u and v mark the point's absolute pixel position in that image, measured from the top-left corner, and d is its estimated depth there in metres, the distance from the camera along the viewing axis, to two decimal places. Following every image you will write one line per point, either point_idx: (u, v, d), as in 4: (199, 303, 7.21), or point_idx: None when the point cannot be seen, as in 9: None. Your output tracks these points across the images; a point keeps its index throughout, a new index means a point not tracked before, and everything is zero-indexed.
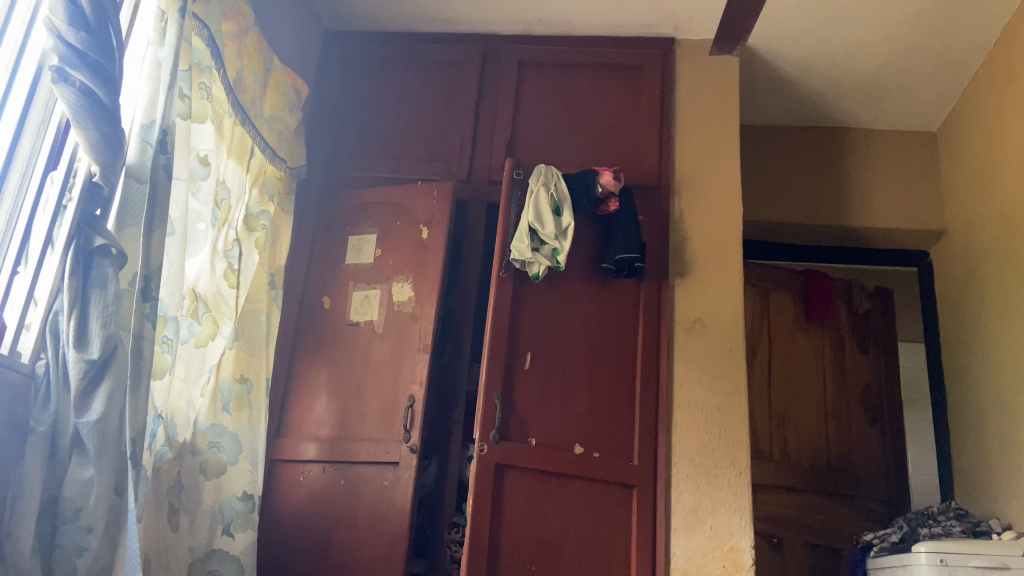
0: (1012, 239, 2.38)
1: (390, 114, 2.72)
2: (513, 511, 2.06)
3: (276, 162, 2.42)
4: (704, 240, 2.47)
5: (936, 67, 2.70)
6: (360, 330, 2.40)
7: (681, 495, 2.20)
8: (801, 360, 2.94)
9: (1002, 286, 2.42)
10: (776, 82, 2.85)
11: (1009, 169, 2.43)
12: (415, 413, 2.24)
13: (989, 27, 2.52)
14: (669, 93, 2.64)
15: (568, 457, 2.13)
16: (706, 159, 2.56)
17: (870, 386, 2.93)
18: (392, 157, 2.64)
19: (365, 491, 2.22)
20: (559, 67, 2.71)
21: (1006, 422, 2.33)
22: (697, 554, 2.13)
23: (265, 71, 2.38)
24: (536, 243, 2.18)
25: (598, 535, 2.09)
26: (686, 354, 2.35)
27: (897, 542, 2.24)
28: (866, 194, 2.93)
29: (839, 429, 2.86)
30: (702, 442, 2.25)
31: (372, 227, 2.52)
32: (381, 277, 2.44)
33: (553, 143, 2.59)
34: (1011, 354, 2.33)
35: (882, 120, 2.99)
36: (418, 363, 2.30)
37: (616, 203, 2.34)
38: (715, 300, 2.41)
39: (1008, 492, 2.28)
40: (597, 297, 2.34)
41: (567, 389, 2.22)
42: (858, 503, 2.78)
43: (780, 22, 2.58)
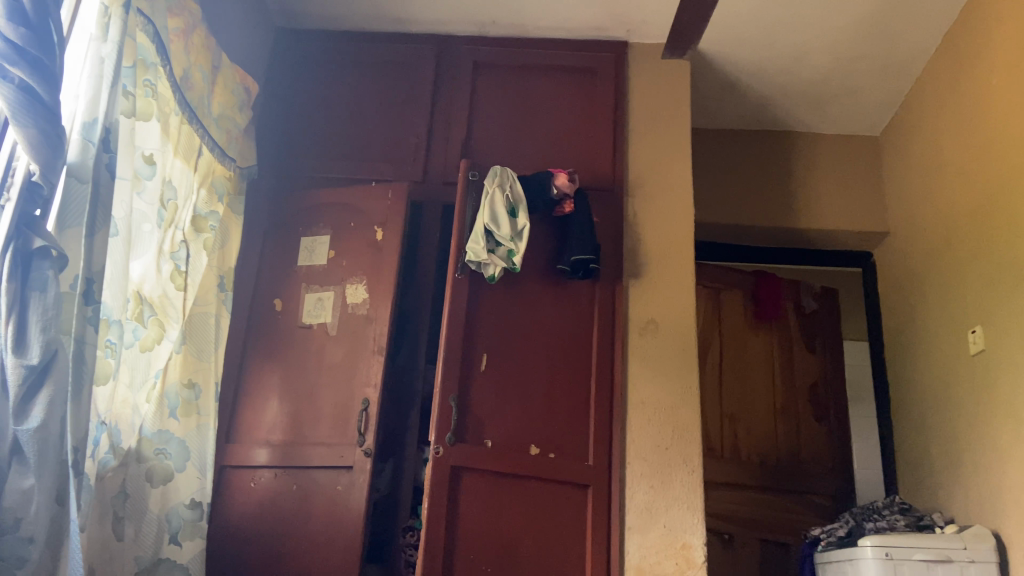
0: (951, 240, 2.46)
1: (344, 113, 2.69)
2: (469, 514, 2.07)
3: (225, 162, 2.37)
4: (656, 241, 2.50)
5: (879, 73, 2.78)
6: (313, 333, 2.37)
7: (634, 494, 2.21)
8: (751, 359, 2.99)
9: (942, 285, 2.50)
10: (727, 85, 2.90)
11: (948, 173, 2.51)
12: (370, 417, 2.22)
13: (929, 36, 2.60)
14: (623, 96, 2.66)
15: (523, 459, 2.14)
16: (658, 162, 2.59)
17: (817, 383, 3.00)
18: (345, 157, 2.61)
19: (318, 497, 2.19)
20: (514, 68, 2.71)
21: (948, 419, 2.40)
22: (650, 552, 2.15)
23: (213, 68, 2.32)
24: (491, 244, 2.19)
25: (554, 535, 2.10)
26: (640, 355, 2.37)
27: (844, 536, 2.29)
28: (813, 196, 3.00)
29: (788, 427, 2.92)
30: (656, 440, 2.28)
31: (325, 228, 2.49)
32: (334, 279, 2.41)
33: (508, 145, 2.59)
34: (948, 353, 2.42)
35: (828, 124, 3.07)
36: (373, 365, 2.28)
37: (571, 204, 2.38)
38: (668, 301, 2.43)
39: (950, 487, 2.35)
40: (552, 297, 2.35)
41: (522, 391, 2.23)
42: (806, 498, 2.84)
43: (729, 26, 2.62)
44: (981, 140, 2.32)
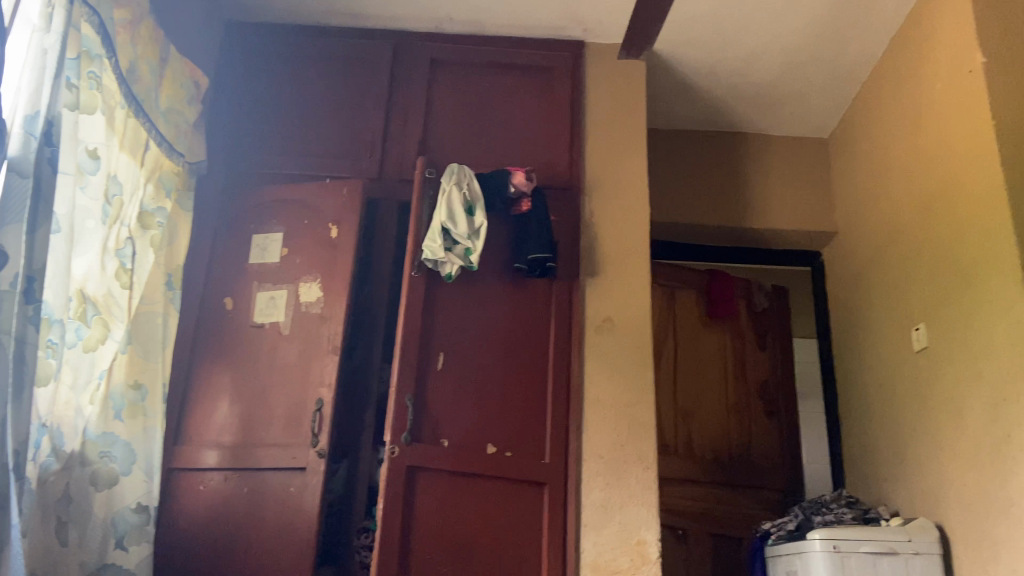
0: (896, 240, 2.53)
1: (297, 109, 2.64)
2: (424, 514, 2.07)
3: (173, 157, 2.31)
4: (612, 239, 2.50)
5: (828, 77, 2.84)
6: (265, 332, 2.32)
7: (591, 492, 2.22)
8: (705, 357, 3.03)
9: (887, 284, 2.57)
10: (682, 87, 2.93)
11: (894, 175, 2.58)
12: (323, 417, 2.19)
13: (876, 41, 2.66)
14: (579, 96, 2.67)
15: (480, 458, 2.14)
16: (614, 161, 2.60)
17: (767, 380, 3.06)
18: (299, 153, 2.57)
19: (270, 499, 2.15)
20: (471, 66, 2.70)
21: (893, 414, 2.47)
22: (606, 548, 2.16)
23: (160, 61, 2.27)
24: (449, 242, 2.19)
25: (510, 534, 2.10)
26: (597, 353, 2.37)
27: (793, 530, 2.33)
28: (764, 197, 3.06)
29: (740, 423, 2.97)
30: (612, 438, 2.28)
31: (278, 225, 2.44)
32: (287, 277, 2.37)
33: (465, 142, 2.57)
34: (893, 350, 2.49)
35: (780, 127, 3.13)
36: (328, 365, 2.24)
37: (529, 203, 2.36)
38: (624, 299, 2.44)
39: (896, 481, 2.42)
40: (508, 297, 2.36)
41: (478, 391, 2.24)
42: (757, 493, 2.89)
43: (684, 27, 2.65)
44: (925, 144, 2.39)
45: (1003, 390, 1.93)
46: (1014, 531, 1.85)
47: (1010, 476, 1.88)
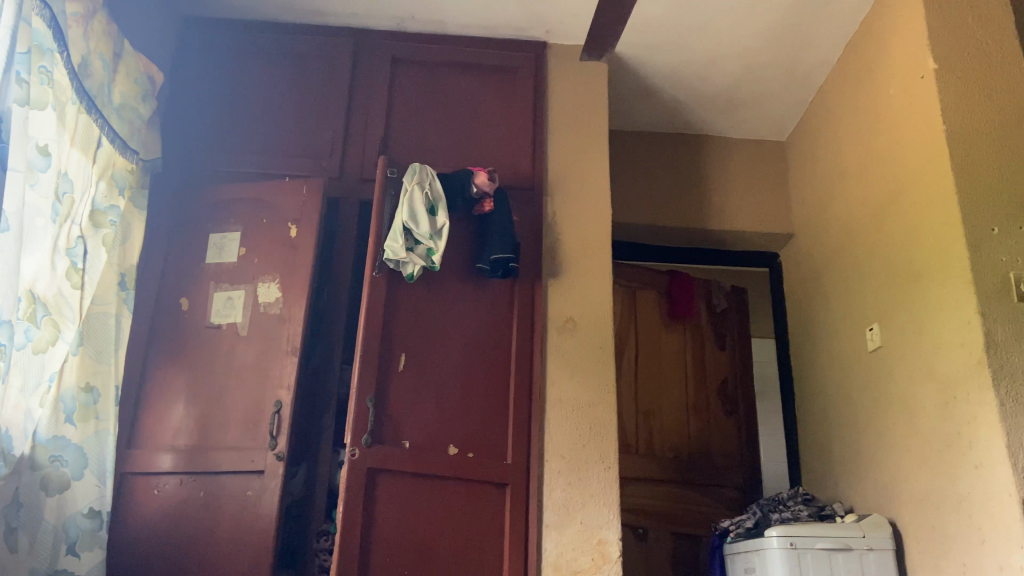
0: (851, 242, 2.58)
1: (256, 106, 2.60)
2: (386, 516, 2.05)
3: (127, 154, 2.27)
4: (574, 240, 2.51)
5: (786, 80, 2.88)
6: (222, 333, 2.28)
7: (552, 492, 2.22)
8: (665, 357, 3.05)
9: (842, 285, 2.62)
10: (643, 89, 2.95)
11: (849, 178, 2.63)
12: (282, 419, 2.16)
13: (832, 46, 2.71)
14: (541, 97, 2.68)
15: (442, 459, 2.14)
16: (575, 162, 2.61)
17: (726, 380, 3.09)
18: (258, 151, 2.53)
19: (227, 503, 2.11)
20: (432, 65, 2.69)
21: (848, 413, 2.52)
22: (567, 548, 2.17)
23: (114, 56, 2.22)
24: (410, 242, 2.18)
25: (471, 536, 2.09)
26: (559, 353, 2.38)
27: (751, 528, 2.35)
28: (724, 199, 3.10)
29: (699, 422, 3.00)
30: (573, 438, 2.29)
31: (235, 224, 2.40)
32: (245, 277, 2.33)
33: (427, 142, 2.56)
34: (848, 349, 2.54)
35: (739, 130, 3.17)
36: (286, 366, 2.22)
37: (491, 202, 2.37)
38: (586, 300, 2.44)
39: (850, 478, 2.47)
40: (470, 298, 2.35)
41: (439, 392, 2.23)
42: (716, 491, 2.92)
43: (644, 30, 2.67)
44: (879, 147, 2.44)
45: (953, 389, 1.98)
46: (964, 526, 1.89)
47: (960, 472, 1.92)
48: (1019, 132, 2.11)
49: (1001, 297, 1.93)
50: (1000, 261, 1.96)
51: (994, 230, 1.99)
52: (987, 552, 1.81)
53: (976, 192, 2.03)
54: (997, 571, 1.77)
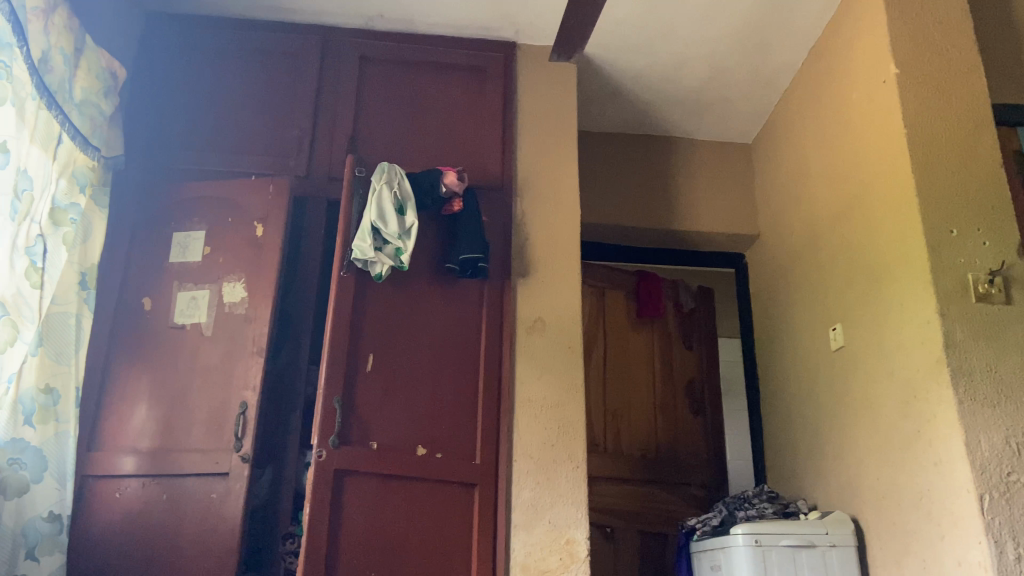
0: (815, 243, 2.61)
1: (221, 104, 2.57)
2: (353, 517, 2.04)
3: (89, 151, 2.23)
4: (543, 240, 2.51)
5: (753, 83, 2.91)
6: (186, 334, 2.25)
7: (521, 492, 2.21)
8: (633, 357, 3.08)
9: (806, 285, 2.65)
10: (612, 90, 2.97)
11: (813, 179, 2.66)
12: (248, 421, 2.14)
13: (797, 50, 2.75)
14: (510, 97, 2.68)
15: (410, 460, 2.13)
16: (544, 162, 2.61)
17: (694, 380, 3.11)
18: (223, 149, 2.50)
19: (191, 506, 2.09)
20: (401, 64, 2.67)
21: (812, 411, 2.55)
22: (535, 548, 2.16)
23: (75, 51, 2.18)
24: (379, 242, 2.17)
25: (439, 537, 2.09)
26: (527, 353, 2.37)
27: (716, 526, 2.39)
28: (692, 200, 3.13)
29: (667, 421, 3.02)
30: (542, 438, 2.28)
31: (199, 223, 2.37)
32: (210, 276, 2.31)
33: (395, 141, 2.55)
34: (813, 348, 2.57)
35: (706, 132, 3.20)
36: (252, 367, 2.20)
37: (460, 203, 2.36)
38: (555, 299, 2.44)
39: (814, 475, 2.50)
40: (439, 298, 2.34)
41: (408, 393, 2.22)
42: (683, 490, 2.94)
43: (612, 31, 2.68)
44: (843, 150, 2.47)
45: (913, 388, 2.01)
46: (924, 523, 1.93)
47: (920, 470, 1.96)
48: (978, 136, 2.15)
49: (959, 298, 1.96)
50: (959, 262, 2.00)
51: (953, 232, 2.03)
52: (946, 548, 1.85)
53: (936, 195, 2.07)
54: (955, 567, 1.81)
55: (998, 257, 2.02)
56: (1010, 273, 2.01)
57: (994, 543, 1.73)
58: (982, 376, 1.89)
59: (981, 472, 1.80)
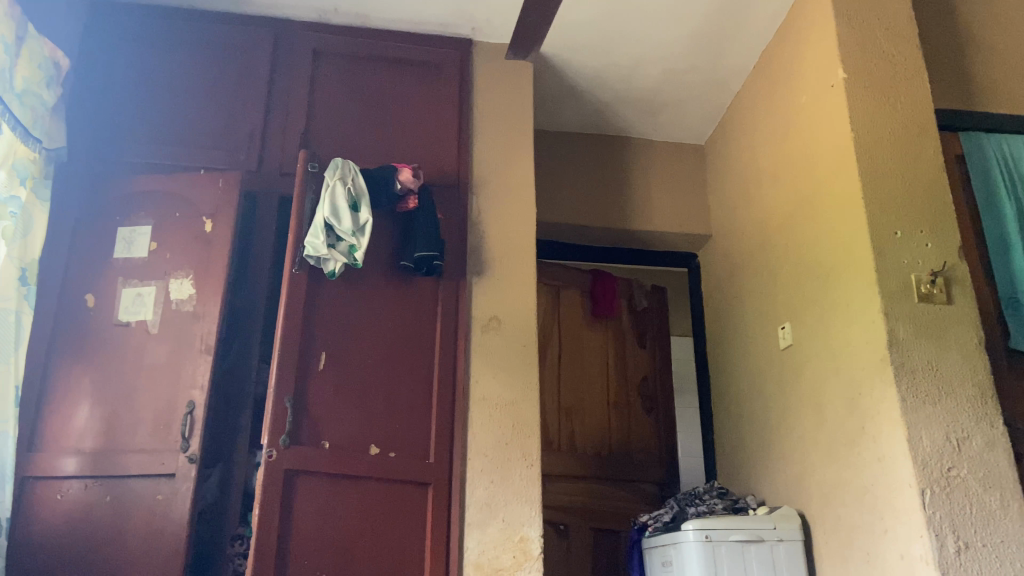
0: (766, 243, 2.66)
1: (170, 96, 2.51)
2: (304, 518, 2.01)
3: (29, 143, 2.16)
4: (498, 238, 2.50)
5: (707, 85, 2.95)
6: (131, 331, 2.20)
7: (474, 490, 2.20)
8: (588, 355, 3.09)
9: (757, 285, 2.70)
10: (569, 89, 2.98)
11: (764, 181, 2.71)
12: (195, 420, 2.09)
13: (749, 53, 2.79)
14: (466, 95, 2.67)
15: (362, 459, 2.11)
16: (501, 160, 2.61)
17: (647, 378, 3.15)
18: (171, 142, 2.44)
19: (135, 508, 2.03)
20: (356, 59, 2.64)
21: (762, 408, 2.59)
22: (488, 547, 2.14)
23: (17, 38, 2.10)
24: (332, 239, 2.14)
25: (392, 537, 2.07)
26: (482, 351, 2.36)
27: (668, 522, 2.41)
28: (647, 200, 3.16)
29: (621, 419, 3.05)
30: (496, 436, 2.27)
31: (145, 218, 2.32)
32: (156, 273, 2.26)
33: (349, 137, 2.52)
34: (763, 347, 2.61)
35: (661, 133, 3.24)
36: (200, 366, 2.16)
37: (416, 200, 2.34)
38: (510, 298, 2.43)
39: (763, 472, 2.55)
40: (393, 296, 2.32)
41: (361, 392, 2.19)
42: (636, 487, 2.98)
43: (568, 30, 2.69)
44: (792, 152, 2.52)
45: (858, 385, 2.06)
46: (869, 517, 1.97)
47: (865, 465, 2.01)
48: (921, 140, 2.21)
49: (902, 297, 2.02)
50: (903, 264, 2.06)
51: (898, 234, 2.09)
52: (889, 541, 1.89)
53: (881, 197, 2.12)
54: (898, 560, 1.86)
55: (940, 259, 2.08)
56: (951, 274, 2.07)
57: (936, 536, 1.78)
58: (924, 374, 1.95)
59: (923, 467, 1.84)
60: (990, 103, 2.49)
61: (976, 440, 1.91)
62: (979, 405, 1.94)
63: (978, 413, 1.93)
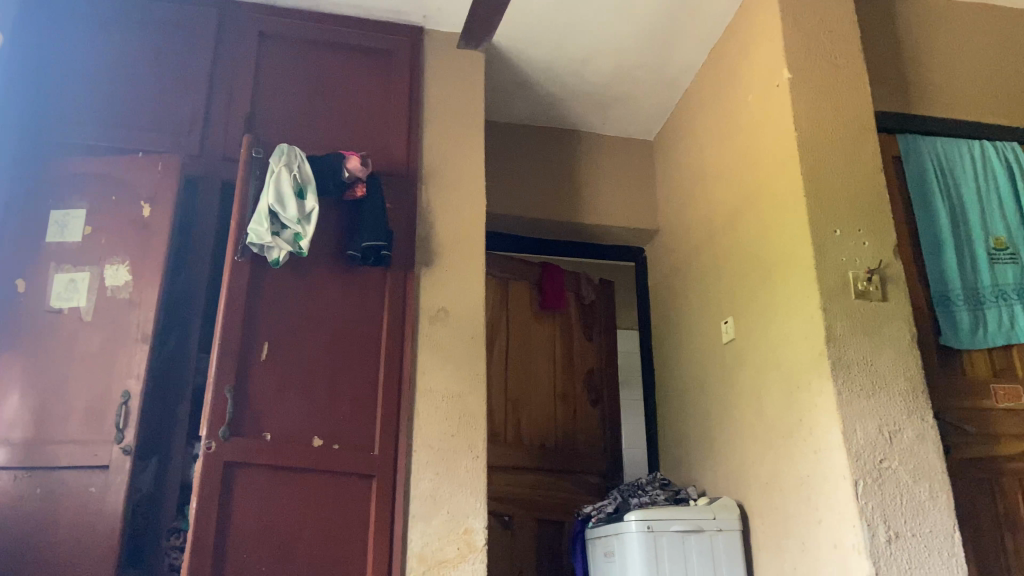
0: (711, 238, 2.70)
1: (108, 75, 2.41)
2: (244, 511, 1.97)
3: None
4: (447, 229, 2.48)
5: (657, 81, 2.98)
6: (63, 318, 2.12)
7: (420, 482, 2.18)
8: (536, 347, 3.10)
9: (701, 279, 2.74)
10: (521, 81, 2.97)
11: (711, 177, 2.75)
12: (130, 411, 2.03)
13: (698, 51, 2.82)
14: (416, 83, 2.64)
15: (305, 451, 2.08)
16: (451, 150, 2.59)
17: (592, 370, 3.19)
18: (108, 123, 2.35)
19: (66, 500, 1.97)
20: (303, 43, 2.59)
21: (704, 400, 2.64)
22: (432, 538, 2.13)
23: None
24: (277, 227, 2.10)
25: (335, 529, 2.05)
26: (429, 342, 2.34)
27: (611, 512, 2.44)
28: (597, 194, 3.18)
29: (567, 411, 3.07)
30: (442, 428, 2.25)
31: (80, 201, 2.24)
32: (91, 258, 2.18)
33: (295, 123, 2.46)
34: (706, 340, 2.66)
35: (611, 128, 3.26)
36: (136, 355, 2.09)
37: (364, 187, 2.31)
38: (458, 289, 2.42)
39: (704, 463, 2.60)
40: (340, 285, 2.29)
41: (304, 384, 2.16)
42: (580, 477, 3.01)
43: (520, 21, 2.67)
44: (738, 150, 2.56)
45: (797, 379, 2.11)
46: (804, 507, 2.03)
47: (802, 457, 2.06)
48: (860, 141, 2.27)
49: (840, 294, 2.07)
50: (841, 261, 2.11)
51: (837, 232, 2.14)
52: (823, 530, 1.95)
53: (821, 196, 2.17)
54: (832, 549, 1.92)
55: (877, 257, 2.14)
56: (886, 272, 2.13)
57: (868, 526, 1.84)
58: (859, 369, 2.01)
59: (857, 458, 1.90)
60: (927, 107, 2.57)
61: (907, 433, 1.97)
62: (910, 399, 2.01)
63: (909, 407, 2.01)
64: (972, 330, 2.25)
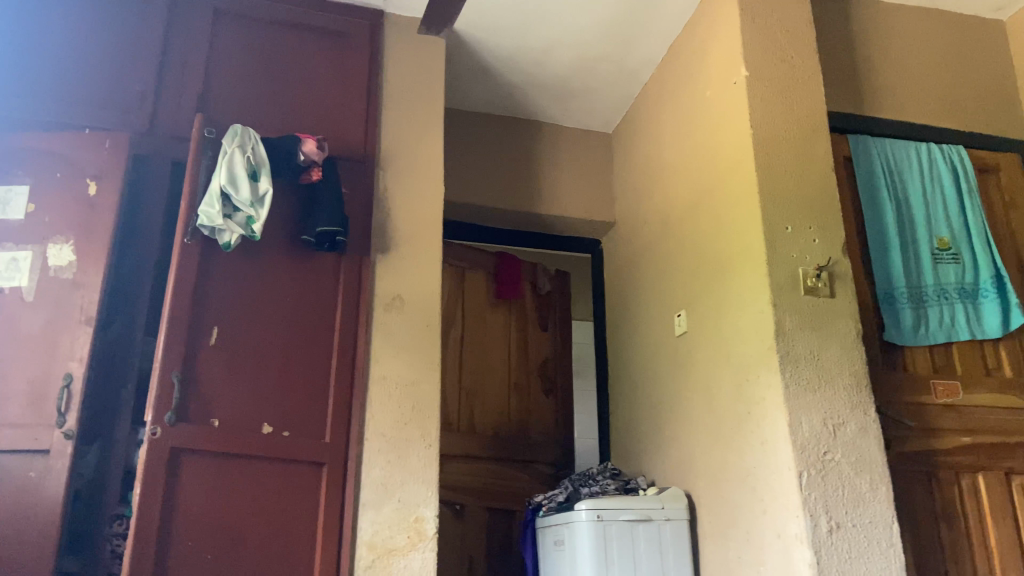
0: (667, 232, 2.72)
1: (54, 47, 2.33)
2: (189, 498, 1.94)
3: None
4: (403, 216, 2.46)
5: (617, 74, 2.99)
6: (3, 298, 2.05)
7: (371, 470, 2.17)
8: (492, 337, 3.11)
9: (656, 273, 2.77)
10: (482, 69, 2.96)
11: (668, 171, 2.77)
12: (72, 395, 1.98)
13: (658, 46, 2.85)
14: (375, 68, 2.61)
15: (254, 438, 2.05)
16: (408, 137, 2.56)
17: (547, 360, 3.21)
18: (53, 97, 2.27)
19: (4, 485, 1.91)
20: (258, 22, 2.53)
21: (656, 392, 2.67)
22: (383, 526, 2.12)
23: None
24: (228, 209, 2.06)
25: (284, 516, 2.03)
26: (383, 330, 2.32)
27: (562, 502, 2.47)
28: (556, 185, 3.19)
29: (520, 401, 3.09)
30: (395, 416, 2.24)
31: (23, 177, 2.17)
32: (34, 237, 2.12)
33: (249, 104, 2.41)
34: (660, 333, 2.69)
35: (571, 119, 3.27)
36: (79, 337, 2.04)
37: (320, 172, 2.28)
38: (413, 276, 2.41)
39: (655, 453, 2.64)
40: (293, 271, 2.26)
41: (254, 369, 2.13)
42: (532, 467, 3.02)
43: (481, 9, 2.66)
44: (695, 145, 2.59)
45: (746, 372, 2.15)
46: (750, 497, 2.07)
47: (749, 448, 2.10)
48: (812, 140, 2.32)
49: (790, 290, 2.11)
50: (791, 257, 2.15)
51: (788, 229, 2.18)
52: (768, 520, 2.00)
53: (774, 193, 2.20)
54: (775, 539, 1.96)
55: (826, 254, 2.19)
56: (835, 269, 2.18)
57: (810, 516, 1.88)
58: (806, 363, 2.05)
59: (802, 451, 1.95)
60: (878, 109, 2.63)
61: (850, 426, 2.03)
62: (853, 393, 2.07)
63: (853, 401, 2.06)
64: (915, 327, 2.32)
